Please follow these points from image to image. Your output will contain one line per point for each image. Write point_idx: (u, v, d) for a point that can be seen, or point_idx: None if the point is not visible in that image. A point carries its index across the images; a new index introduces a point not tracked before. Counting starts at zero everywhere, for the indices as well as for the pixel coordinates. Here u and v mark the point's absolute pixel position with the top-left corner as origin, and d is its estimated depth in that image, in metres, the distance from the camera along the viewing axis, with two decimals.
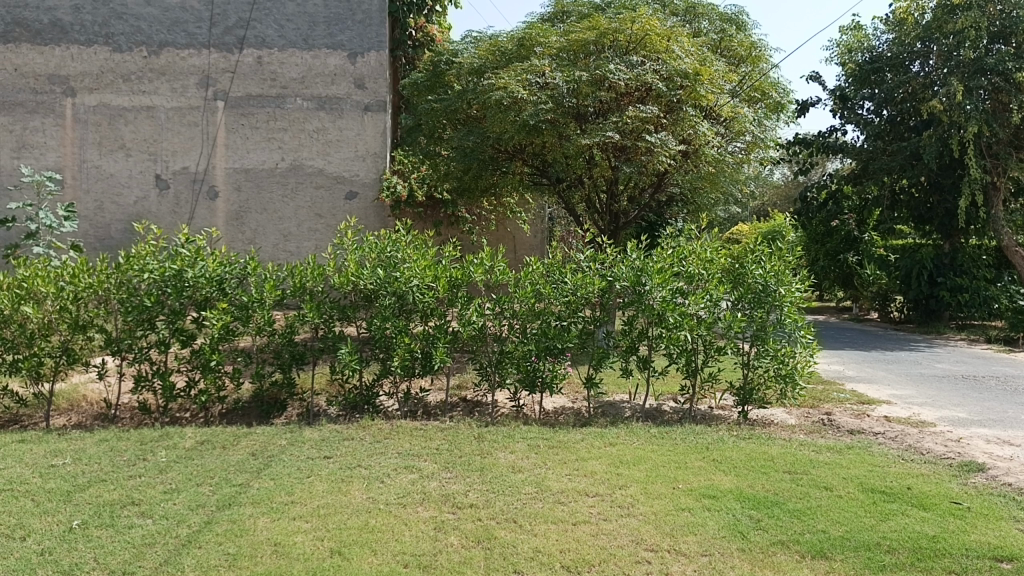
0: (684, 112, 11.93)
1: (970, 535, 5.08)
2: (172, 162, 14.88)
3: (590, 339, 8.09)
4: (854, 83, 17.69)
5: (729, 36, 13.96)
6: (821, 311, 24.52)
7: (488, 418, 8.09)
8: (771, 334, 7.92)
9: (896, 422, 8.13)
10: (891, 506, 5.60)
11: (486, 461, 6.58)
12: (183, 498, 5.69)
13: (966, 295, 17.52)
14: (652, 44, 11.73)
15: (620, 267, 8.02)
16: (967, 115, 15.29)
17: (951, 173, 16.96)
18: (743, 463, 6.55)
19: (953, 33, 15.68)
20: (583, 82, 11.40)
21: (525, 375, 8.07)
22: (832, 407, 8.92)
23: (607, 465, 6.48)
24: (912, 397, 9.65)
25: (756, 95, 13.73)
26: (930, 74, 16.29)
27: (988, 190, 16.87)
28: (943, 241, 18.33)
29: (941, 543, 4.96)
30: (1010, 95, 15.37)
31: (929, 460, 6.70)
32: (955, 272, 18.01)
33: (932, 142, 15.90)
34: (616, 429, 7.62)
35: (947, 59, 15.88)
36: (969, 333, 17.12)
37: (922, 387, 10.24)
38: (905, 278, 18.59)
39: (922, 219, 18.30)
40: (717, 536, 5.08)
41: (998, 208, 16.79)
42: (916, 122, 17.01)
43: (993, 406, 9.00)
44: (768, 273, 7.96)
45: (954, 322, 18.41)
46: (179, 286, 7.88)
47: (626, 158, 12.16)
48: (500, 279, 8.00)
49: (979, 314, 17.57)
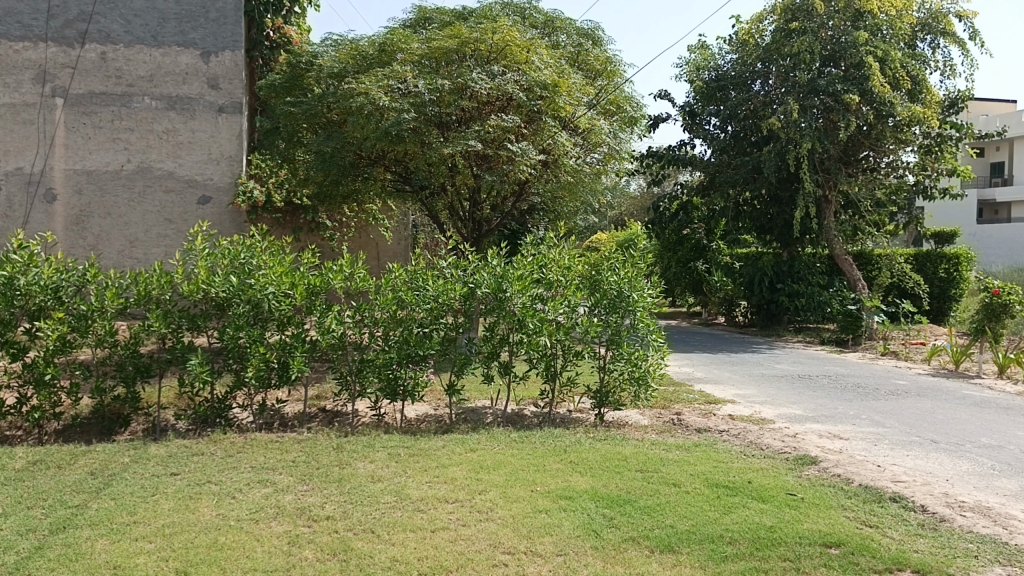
0: (543, 122, 12.22)
1: (802, 524, 5.44)
2: (3, 162, 13.79)
3: (452, 346, 8.09)
4: (701, 100, 18.57)
5: (586, 50, 14.41)
6: (671, 316, 25.55)
7: (347, 429, 7.92)
8: (625, 338, 8.25)
9: (739, 420, 8.60)
10: (733, 499, 5.92)
11: (344, 472, 6.46)
12: (11, 523, 5.27)
13: (801, 300, 18.74)
14: (511, 54, 11.95)
15: (482, 273, 8.06)
16: (801, 131, 16.45)
17: (788, 186, 18.14)
18: (599, 464, 6.74)
19: (789, 56, 16.85)
20: (446, 90, 11.51)
21: (386, 384, 7.95)
22: (682, 407, 9.32)
23: (468, 471, 6.52)
24: (754, 395, 10.25)
25: (611, 109, 14.14)
26: (771, 94, 17.40)
27: (820, 204, 18.21)
28: (782, 250, 19.67)
29: (777, 532, 5.28)
30: (840, 114, 16.43)
31: (768, 454, 7.13)
32: (793, 279, 19.23)
33: (772, 156, 16.92)
34: (477, 435, 7.66)
35: (785, 79, 17.08)
36: (805, 336, 18.38)
37: (764, 386, 10.89)
38: (748, 285, 19.77)
39: (764, 228, 19.55)
40: (572, 536, 5.21)
41: (829, 219, 18.13)
42: (757, 138, 18.10)
43: (825, 403, 9.68)
44: (622, 279, 8.28)
45: (791, 326, 19.65)
46: (9, 294, 7.29)
47: (489, 166, 12.36)
48: (360, 286, 7.96)
49: (814, 317, 18.64)
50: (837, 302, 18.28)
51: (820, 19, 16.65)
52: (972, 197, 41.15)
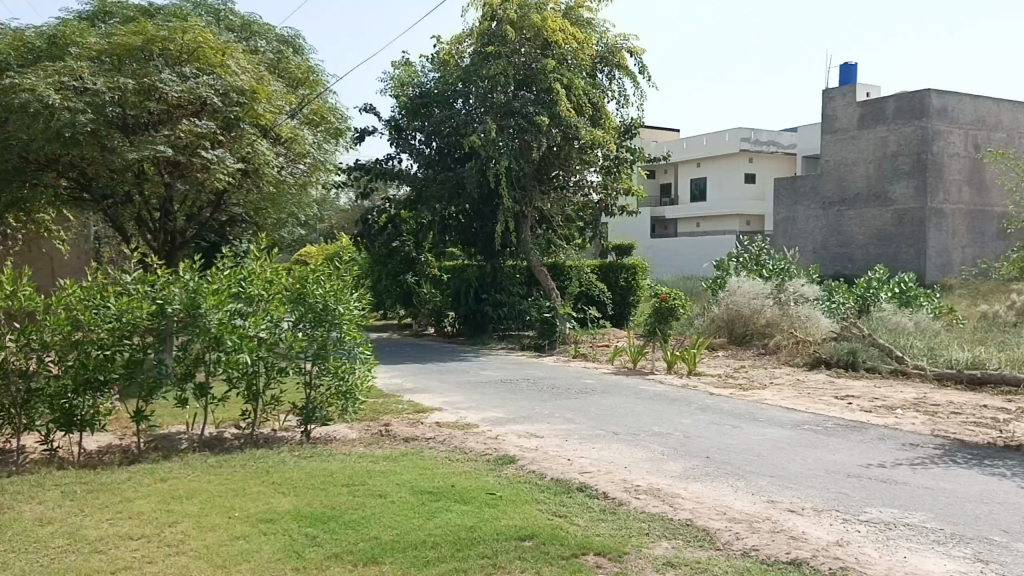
0: (241, 130, 11.98)
1: (500, 521, 5.71)
2: None
3: (139, 369, 7.43)
4: (407, 115, 19.11)
5: (286, 59, 14.71)
6: (382, 328, 25.52)
7: (12, 468, 7.02)
8: (331, 352, 8.04)
9: (445, 426, 8.86)
10: (437, 504, 6.06)
11: (3, 518, 5.65)
12: None
13: (504, 309, 20.03)
14: (204, 56, 11.85)
15: (172, 289, 7.42)
16: (500, 151, 17.29)
17: (490, 202, 19.28)
18: (303, 482, 6.56)
19: (488, 78, 17.60)
20: (129, 90, 11.04)
21: (61, 414, 7.25)
22: (391, 418, 9.40)
23: (157, 503, 6.01)
24: (460, 402, 10.62)
25: (314, 119, 14.36)
26: (471, 113, 18.09)
27: (519, 217, 19.23)
28: (485, 262, 20.79)
29: (477, 532, 5.49)
30: (534, 137, 17.44)
31: (471, 458, 7.42)
32: (495, 289, 20.45)
33: (473, 172, 17.76)
34: (169, 463, 7.13)
35: (484, 100, 17.78)
36: (507, 343, 19.46)
37: (469, 392, 11.33)
38: (455, 296, 20.69)
39: (468, 242, 20.62)
40: (271, 559, 5.01)
41: (526, 233, 19.12)
42: (459, 155, 18.93)
43: (523, 405, 10.30)
44: (327, 292, 8.03)
45: (496, 334, 20.49)
46: None
47: (181, 174, 11.96)
48: (25, 306, 7.08)
49: (515, 325, 20.11)
50: (535, 310, 19.39)
51: (513, 46, 17.88)
52: (643, 212, 46.47)
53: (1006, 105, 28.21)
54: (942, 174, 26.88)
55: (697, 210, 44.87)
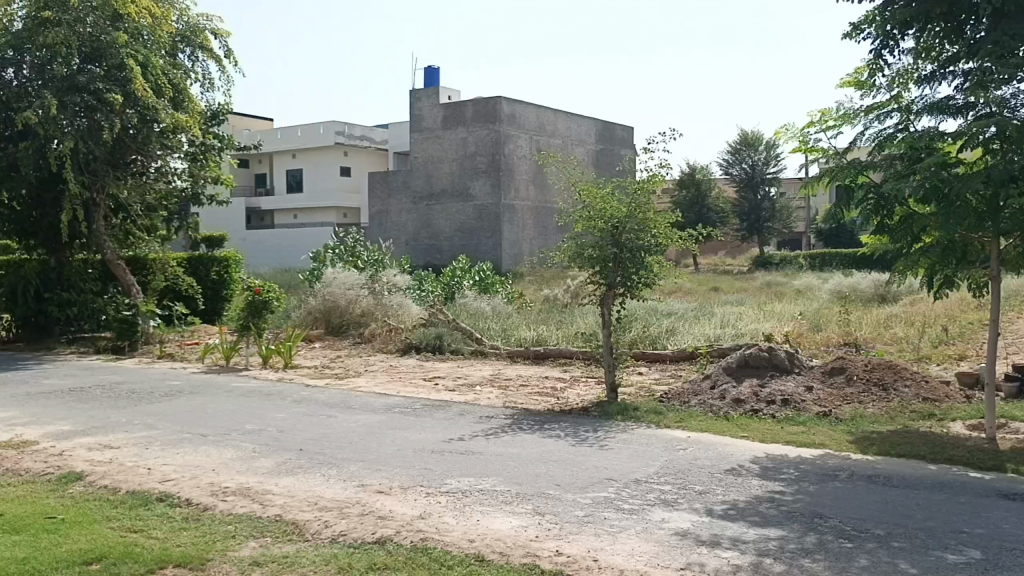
0: None
1: (61, 547, 5.06)
2: None
3: None
4: None
5: None
6: None
7: None
8: None
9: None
10: None
11: None
12: None
13: (73, 310, 17.79)
14: None
15: None
16: (63, 131, 15.46)
17: (52, 188, 17.15)
18: None
19: (44, 48, 15.49)
20: None
21: None
22: None
23: None
24: (14, 417, 9.19)
25: None
26: (26, 85, 15.90)
27: (88, 207, 17.13)
28: (49, 257, 18.14)
29: (30, 563, 4.79)
30: (103, 115, 15.86)
31: (26, 480, 6.50)
32: (61, 288, 18.07)
33: (28, 153, 15.46)
34: None
35: (42, 70, 15.75)
36: (79, 347, 17.36)
37: (26, 406, 9.86)
38: (7, 298, 17.86)
39: (25, 233, 17.85)
40: None
41: (99, 223, 17.18)
42: (11, 133, 16.18)
43: (96, 414, 9.26)
44: None
45: (65, 338, 18.20)
46: None
47: None
48: None
49: (88, 326, 18.17)
50: (110, 310, 17.80)
51: (76, 13, 15.69)
52: (239, 203, 44.64)
53: (562, 116, 32.48)
54: (511, 174, 30.28)
55: (293, 202, 44.54)
